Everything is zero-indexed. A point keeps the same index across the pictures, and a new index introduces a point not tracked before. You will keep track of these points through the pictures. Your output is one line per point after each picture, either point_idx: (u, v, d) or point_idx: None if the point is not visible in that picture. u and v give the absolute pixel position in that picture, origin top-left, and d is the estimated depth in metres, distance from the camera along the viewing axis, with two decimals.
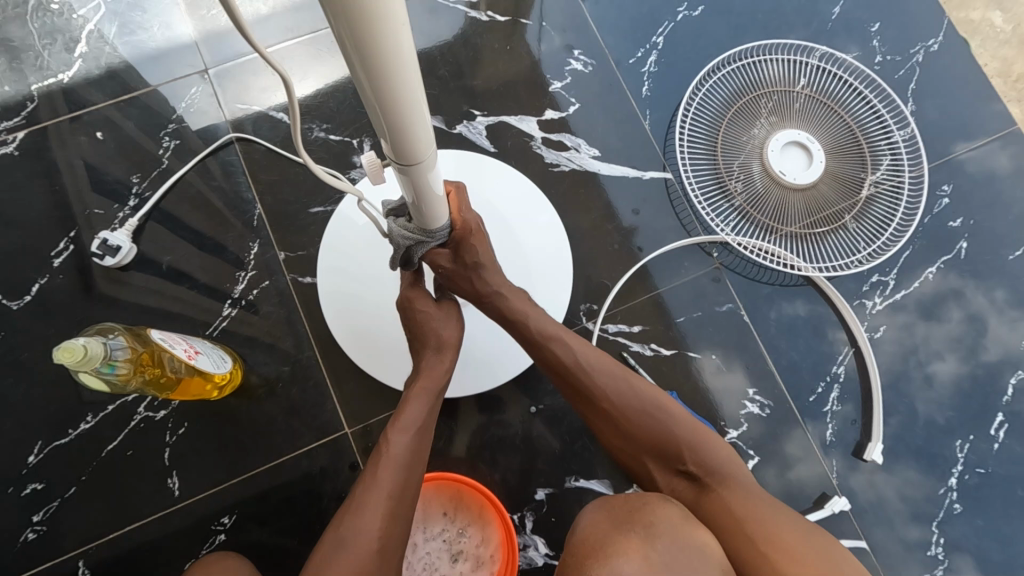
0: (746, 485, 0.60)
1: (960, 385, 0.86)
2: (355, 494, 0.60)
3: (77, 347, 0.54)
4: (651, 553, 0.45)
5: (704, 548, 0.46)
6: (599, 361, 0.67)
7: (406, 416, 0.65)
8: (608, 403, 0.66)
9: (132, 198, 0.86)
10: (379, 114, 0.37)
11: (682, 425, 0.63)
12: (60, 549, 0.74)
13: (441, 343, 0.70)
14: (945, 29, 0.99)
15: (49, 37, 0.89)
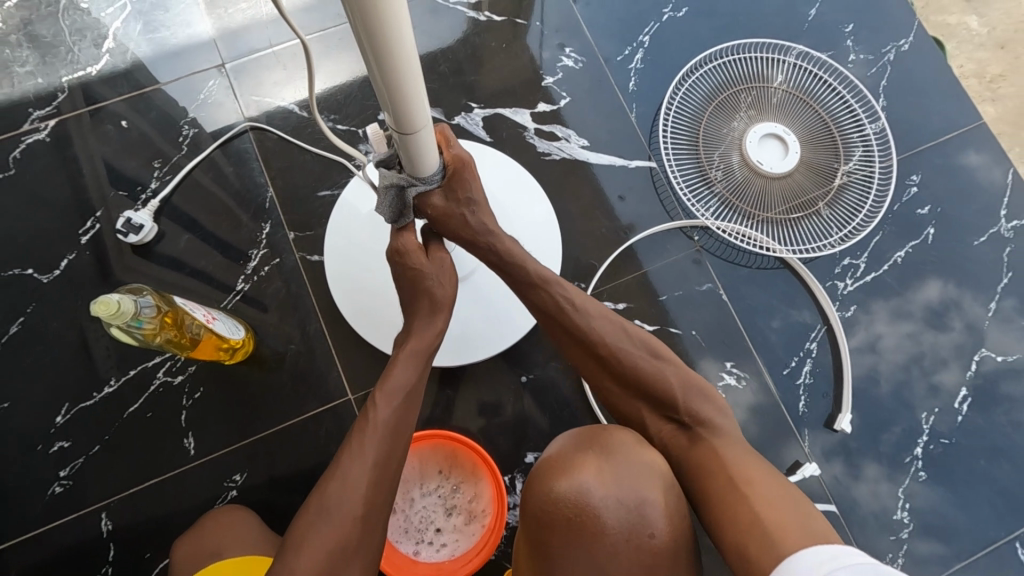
0: (733, 437, 0.62)
1: (925, 361, 0.93)
2: (341, 458, 0.60)
3: (112, 301, 0.61)
4: (608, 466, 0.56)
5: (652, 462, 0.57)
6: (598, 308, 0.69)
7: (393, 378, 0.64)
8: (606, 348, 0.67)
9: (155, 181, 0.93)
10: (385, 94, 0.45)
11: (677, 374, 0.65)
12: (85, 501, 0.82)
13: (435, 303, 0.68)
14: (916, 30, 1.05)
15: (79, 34, 0.96)
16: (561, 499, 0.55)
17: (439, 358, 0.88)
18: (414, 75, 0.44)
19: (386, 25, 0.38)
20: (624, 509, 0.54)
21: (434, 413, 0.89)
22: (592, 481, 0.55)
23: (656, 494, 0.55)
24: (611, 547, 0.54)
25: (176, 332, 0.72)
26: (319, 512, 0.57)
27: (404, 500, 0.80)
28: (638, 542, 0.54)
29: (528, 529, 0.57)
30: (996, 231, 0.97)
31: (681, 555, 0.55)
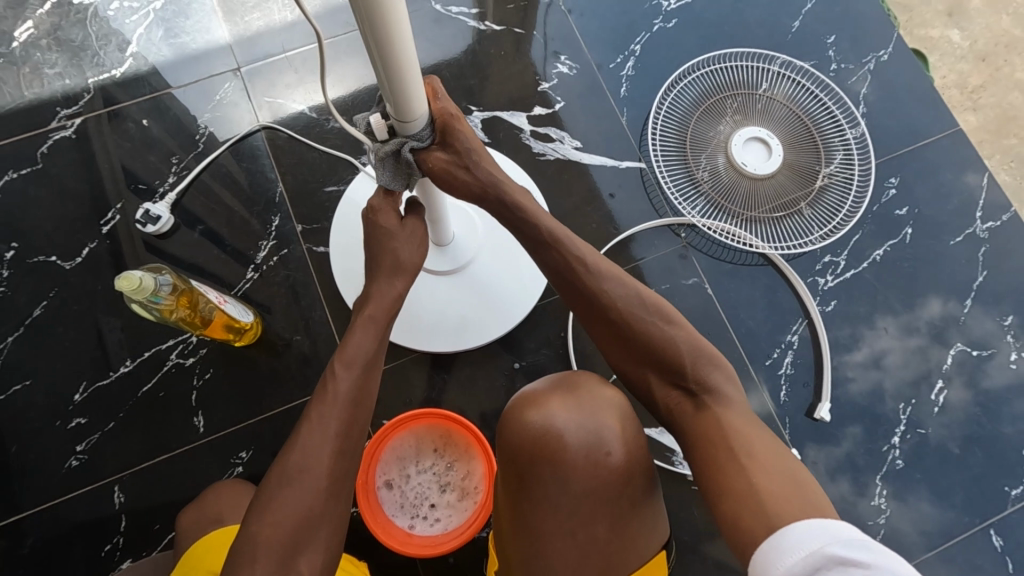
0: (738, 405, 0.61)
1: (903, 356, 0.98)
2: (301, 428, 0.58)
3: (134, 277, 0.68)
4: (573, 401, 0.66)
5: (611, 398, 0.67)
6: (610, 269, 0.66)
7: (353, 345, 0.62)
8: (617, 311, 0.65)
9: (172, 176, 0.99)
10: (386, 76, 0.52)
11: (687, 339, 0.63)
12: (100, 473, 0.88)
13: (398, 263, 0.66)
14: (895, 42, 1.11)
15: (105, 39, 1.03)
16: (533, 426, 0.65)
17: (438, 345, 0.93)
18: (415, 75, 0.53)
19: (389, 33, 0.47)
20: (585, 434, 0.64)
21: (431, 395, 0.93)
22: (558, 412, 0.65)
23: (612, 422, 0.65)
24: (574, 467, 0.63)
25: (190, 312, 0.78)
26: (281, 483, 0.56)
27: (400, 476, 0.84)
28: (597, 462, 0.63)
29: (505, 458, 0.67)
30: (971, 232, 1.02)
31: (637, 475, 0.64)
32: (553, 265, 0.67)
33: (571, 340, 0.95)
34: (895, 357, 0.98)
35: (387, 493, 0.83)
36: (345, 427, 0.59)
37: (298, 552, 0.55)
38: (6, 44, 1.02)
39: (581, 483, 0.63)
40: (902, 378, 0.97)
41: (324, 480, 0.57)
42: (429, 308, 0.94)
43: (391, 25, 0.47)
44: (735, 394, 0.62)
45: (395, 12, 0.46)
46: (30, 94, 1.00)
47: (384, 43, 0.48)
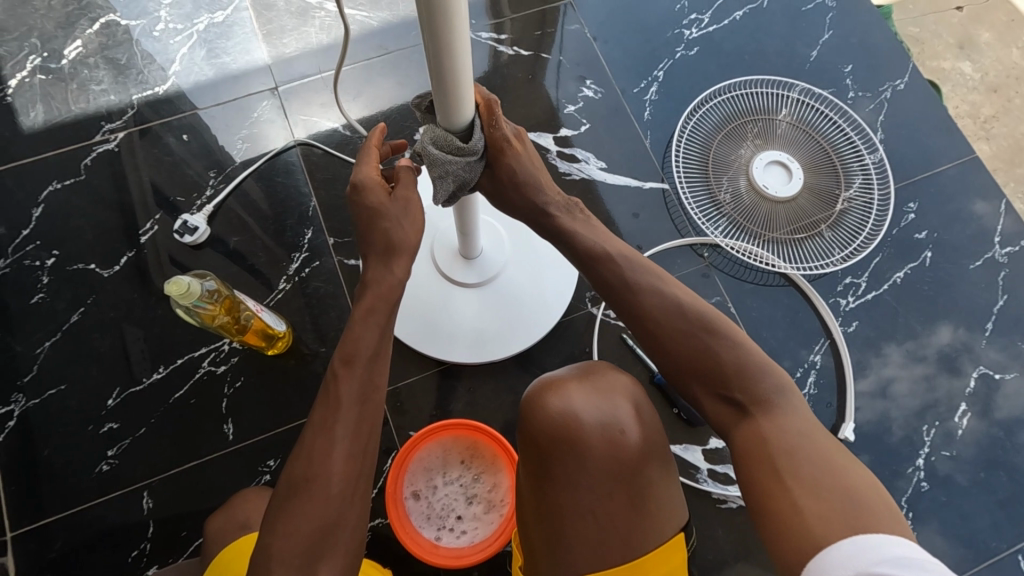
0: (789, 416, 0.59)
1: (907, 382, 0.99)
2: (306, 435, 0.59)
3: (182, 282, 0.71)
4: (590, 384, 0.68)
5: (623, 381, 0.70)
6: (649, 278, 0.66)
7: (356, 346, 0.61)
8: (658, 321, 0.64)
9: (209, 189, 1.02)
10: (437, 77, 0.54)
11: (734, 347, 0.61)
12: (129, 478, 0.89)
13: (390, 245, 0.63)
14: (910, 72, 1.14)
15: (149, 59, 1.07)
16: (552, 409, 0.66)
17: (464, 357, 0.94)
18: (468, 90, 0.57)
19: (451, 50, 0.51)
20: (600, 414, 0.66)
21: (456, 406, 0.94)
22: (576, 396, 0.67)
23: (627, 404, 0.67)
24: (591, 446, 0.64)
25: (230, 318, 0.81)
26: (294, 492, 0.57)
27: (427, 487, 0.85)
28: (614, 441, 0.65)
29: (524, 438, 0.68)
30: (990, 256, 1.04)
31: (656, 458, 0.65)
32: (604, 280, 0.68)
33: (595, 356, 0.96)
34: (900, 383, 0.99)
35: (414, 504, 0.84)
36: (352, 426, 0.59)
37: (320, 556, 0.56)
38: (54, 61, 1.06)
39: (599, 462, 0.64)
40: (909, 406, 0.98)
41: (333, 485, 0.57)
42: (455, 320, 0.95)
43: (454, 44, 0.51)
44: (789, 404, 0.60)
45: (458, 29, 0.50)
46: (75, 109, 1.04)
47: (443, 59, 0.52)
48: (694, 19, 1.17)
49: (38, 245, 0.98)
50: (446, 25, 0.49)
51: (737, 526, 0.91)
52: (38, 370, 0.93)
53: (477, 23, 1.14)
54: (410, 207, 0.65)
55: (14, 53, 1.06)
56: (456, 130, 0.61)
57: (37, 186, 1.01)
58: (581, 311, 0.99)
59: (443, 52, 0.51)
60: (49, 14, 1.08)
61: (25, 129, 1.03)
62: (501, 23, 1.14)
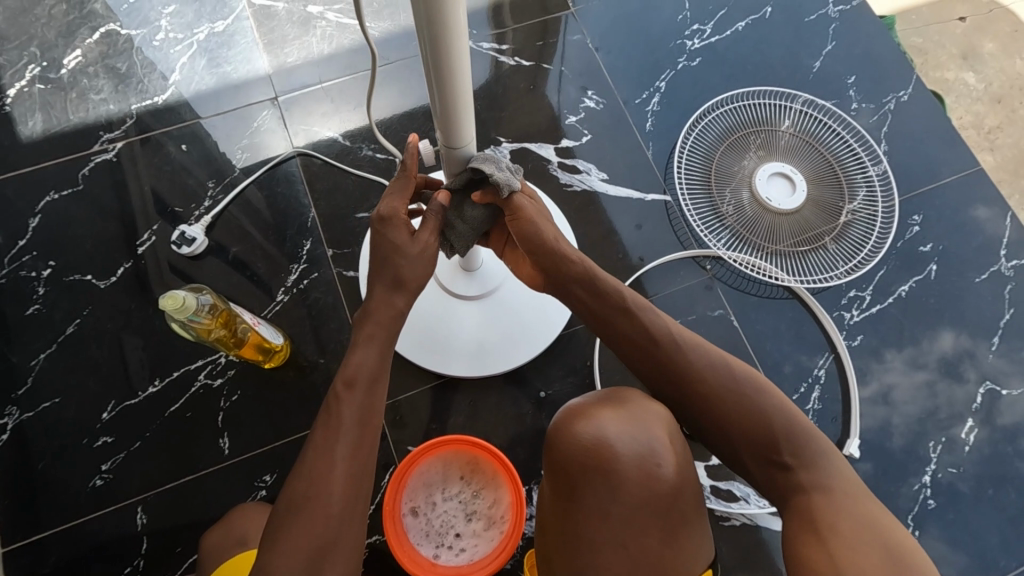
0: (835, 483, 0.63)
1: (908, 387, 0.98)
2: (306, 454, 0.58)
3: (178, 296, 0.71)
4: (622, 412, 0.67)
5: (658, 411, 0.69)
6: (694, 341, 0.68)
7: (355, 368, 0.62)
8: (709, 386, 0.65)
9: (207, 200, 1.01)
10: (442, 114, 0.63)
11: (781, 410, 0.64)
12: (124, 493, 0.88)
13: (399, 280, 0.65)
14: (914, 83, 1.13)
15: (149, 68, 1.07)
16: (586, 438, 0.65)
17: (463, 370, 0.93)
18: (469, 124, 0.65)
19: (452, 57, 0.55)
20: (636, 444, 0.65)
21: (455, 421, 0.93)
22: (608, 424, 0.66)
23: (661, 434, 0.66)
24: (626, 477, 0.64)
25: (226, 332, 0.81)
26: (293, 512, 0.56)
27: (426, 504, 0.84)
28: (650, 473, 0.64)
29: (554, 468, 0.67)
30: (996, 269, 1.03)
31: (688, 490, 0.66)
32: (656, 344, 0.67)
33: (597, 369, 0.95)
34: (900, 389, 0.97)
35: (413, 521, 0.82)
36: (352, 446, 0.59)
37: None
38: (55, 70, 1.06)
39: (634, 493, 0.63)
40: (908, 411, 0.96)
41: (332, 505, 0.56)
42: (455, 333, 0.94)
43: (454, 72, 0.57)
44: (834, 467, 0.64)
45: (461, 73, 0.58)
46: (75, 118, 1.03)
47: (443, 63, 0.56)
48: (697, 29, 1.16)
49: (35, 255, 0.98)
50: (450, 71, 0.57)
51: (740, 544, 0.89)
52: (33, 381, 0.92)
53: (479, 33, 1.14)
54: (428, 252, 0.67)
55: (14, 61, 1.06)
56: (463, 168, 0.71)
57: (34, 195, 1.00)
58: (582, 324, 0.97)
59: (444, 59, 0.55)
60: (50, 23, 1.08)
61: (24, 138, 1.02)
62: (503, 33, 1.14)
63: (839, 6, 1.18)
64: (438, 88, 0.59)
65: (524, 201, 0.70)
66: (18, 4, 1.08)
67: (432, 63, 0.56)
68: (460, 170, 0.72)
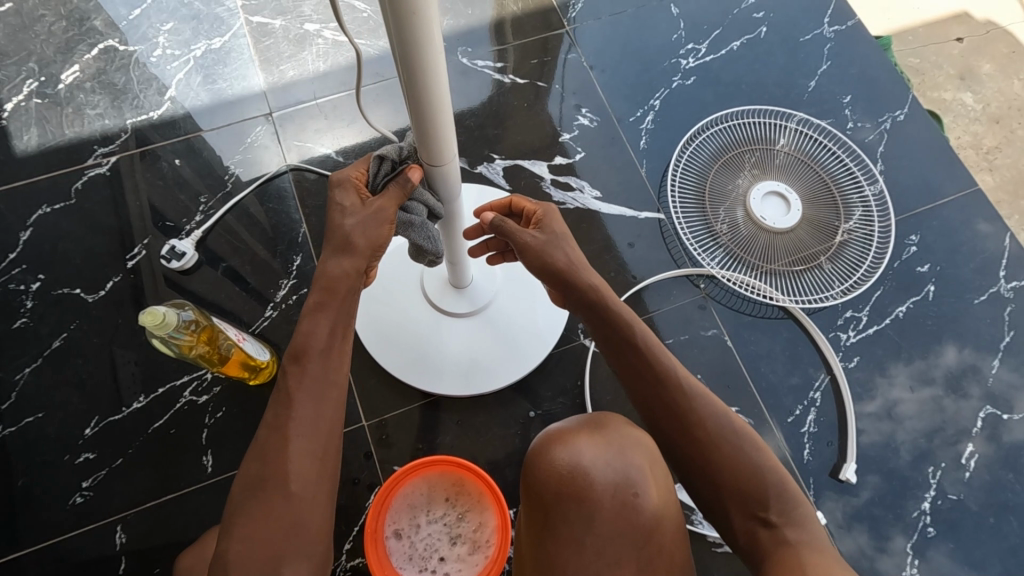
0: (819, 544, 0.62)
1: (912, 404, 0.96)
2: (261, 432, 0.59)
3: (158, 313, 0.71)
4: (600, 437, 0.67)
5: (637, 436, 0.68)
6: (699, 386, 0.67)
7: (306, 341, 0.61)
8: (707, 433, 0.64)
9: (199, 214, 1.01)
10: (420, 130, 0.62)
11: (773, 465, 0.64)
12: (104, 511, 0.86)
13: (343, 244, 0.64)
14: (910, 103, 1.13)
15: (146, 83, 1.08)
16: (561, 463, 0.64)
17: (451, 388, 0.92)
18: (451, 137, 0.64)
19: (429, 71, 0.55)
20: (611, 471, 0.64)
21: (442, 440, 0.92)
22: (586, 450, 0.65)
23: (641, 462, 0.65)
24: (600, 504, 0.63)
25: (209, 348, 0.80)
26: (247, 492, 0.57)
27: (409, 526, 0.82)
28: (625, 502, 0.63)
29: (531, 495, 0.66)
30: (996, 291, 1.01)
31: (667, 524, 0.64)
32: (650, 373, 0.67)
33: (588, 389, 0.93)
34: (905, 405, 0.96)
35: (396, 544, 0.81)
36: (303, 419, 0.59)
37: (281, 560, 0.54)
38: (52, 85, 1.07)
39: (607, 522, 0.62)
40: (908, 431, 0.94)
41: (289, 481, 0.57)
42: (445, 350, 0.93)
43: (429, 85, 0.57)
44: (816, 529, 0.63)
45: (438, 85, 0.57)
46: (70, 133, 1.04)
47: (417, 79, 0.56)
48: (692, 49, 1.17)
49: (25, 268, 0.98)
50: (427, 83, 0.56)
51: (733, 571, 0.87)
52: (18, 396, 0.91)
53: (476, 51, 1.14)
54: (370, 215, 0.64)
55: (13, 76, 1.07)
56: (447, 188, 0.70)
57: (26, 209, 1.00)
58: (574, 343, 0.96)
59: (420, 74, 0.55)
60: (50, 39, 1.09)
61: (19, 152, 1.03)
62: (501, 51, 1.14)
63: (834, 26, 1.18)
64: (414, 104, 0.59)
65: (528, 238, 0.69)
66: (18, 20, 1.10)
67: (406, 77, 0.56)
68: (443, 187, 0.70)
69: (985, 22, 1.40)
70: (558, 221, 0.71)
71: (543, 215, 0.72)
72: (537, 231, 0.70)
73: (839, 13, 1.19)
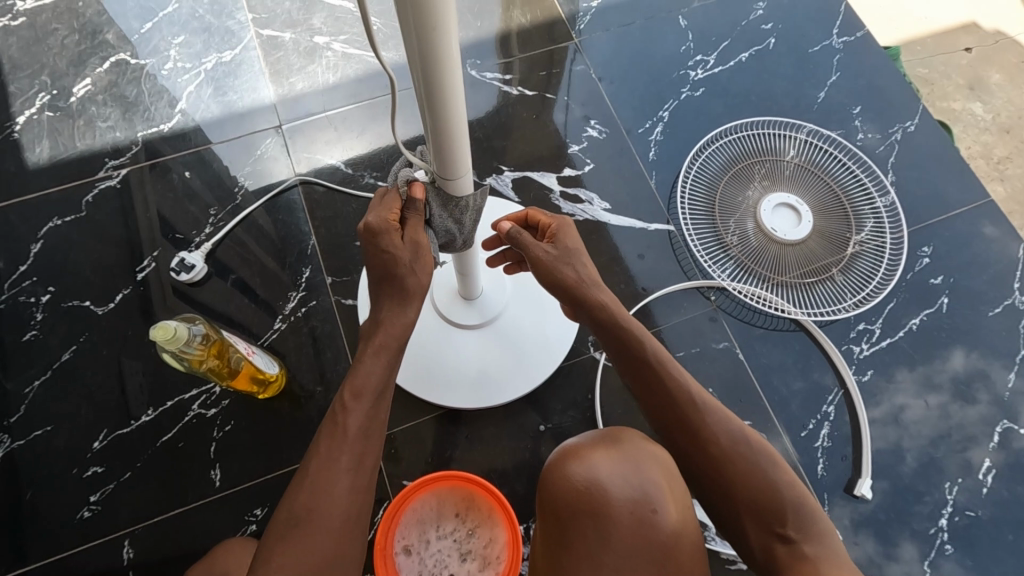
0: (841, 562, 0.60)
1: (929, 417, 0.94)
2: (309, 466, 0.57)
3: (169, 327, 0.71)
4: (616, 452, 0.66)
5: (655, 451, 0.67)
6: (711, 402, 0.66)
7: (363, 376, 0.61)
8: (720, 449, 0.63)
9: (209, 226, 1.01)
10: (435, 145, 0.62)
11: (790, 481, 0.63)
12: (112, 525, 0.86)
13: (405, 290, 0.64)
14: (920, 114, 1.12)
15: (157, 96, 1.08)
16: (576, 479, 0.64)
17: (459, 402, 0.91)
18: (466, 153, 0.64)
19: (446, 89, 0.55)
20: (628, 486, 0.63)
21: (451, 455, 0.91)
22: (601, 464, 0.65)
23: (658, 477, 0.64)
24: (616, 519, 0.62)
25: (219, 362, 0.80)
26: (289, 524, 0.55)
27: (419, 542, 0.81)
28: (642, 518, 0.62)
29: (546, 511, 0.65)
30: (1010, 303, 1.00)
31: (684, 542, 0.62)
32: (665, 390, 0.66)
33: (597, 403, 0.92)
34: (914, 412, 0.94)
35: (405, 560, 0.80)
36: (355, 460, 0.58)
37: None
38: (64, 98, 1.07)
39: (623, 537, 0.61)
40: (925, 446, 0.93)
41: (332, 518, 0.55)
42: (454, 363, 0.93)
43: (446, 103, 0.57)
44: (838, 546, 0.61)
45: (455, 102, 0.58)
46: (81, 145, 1.05)
47: (435, 95, 0.56)
48: (700, 60, 1.16)
49: (35, 281, 0.98)
50: (444, 101, 0.56)
51: None
52: (26, 409, 0.91)
53: (484, 63, 1.14)
54: (419, 250, 0.65)
55: (25, 90, 1.08)
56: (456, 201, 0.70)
57: (36, 222, 1.01)
58: (584, 355, 0.96)
59: (438, 92, 0.55)
60: (62, 53, 1.10)
61: (30, 165, 1.04)
62: (509, 63, 1.15)
63: (843, 38, 1.18)
64: (430, 115, 0.58)
65: (541, 253, 0.69)
66: (31, 34, 1.11)
67: (424, 92, 0.56)
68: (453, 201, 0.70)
69: (994, 32, 1.39)
70: (572, 237, 0.71)
71: (558, 229, 0.71)
72: (550, 246, 0.69)
73: (848, 24, 1.19)
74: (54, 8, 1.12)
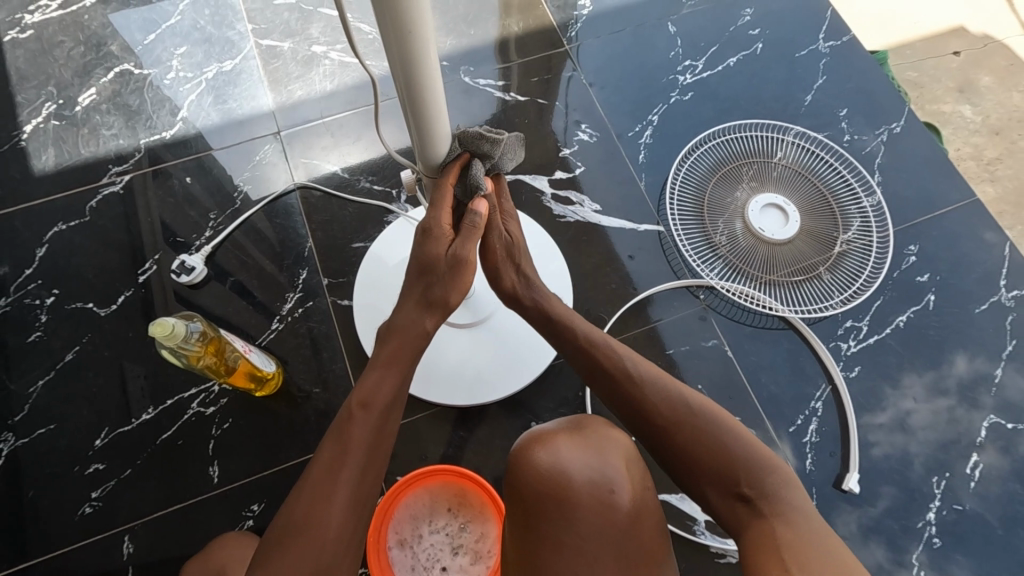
0: (800, 514, 0.60)
1: (927, 415, 0.95)
2: (309, 477, 0.60)
3: (167, 324, 0.73)
4: (579, 438, 0.68)
5: (618, 440, 0.68)
6: (659, 376, 0.69)
7: (376, 387, 0.65)
8: (669, 421, 0.65)
9: (209, 230, 1.04)
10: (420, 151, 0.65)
11: (742, 439, 0.64)
12: (113, 521, 0.88)
13: (432, 300, 0.70)
14: (906, 116, 1.14)
15: (159, 104, 1.11)
16: (539, 464, 0.65)
17: (452, 400, 0.93)
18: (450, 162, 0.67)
19: (430, 105, 0.58)
20: (590, 469, 0.65)
21: (445, 452, 0.92)
22: (565, 450, 0.66)
23: (619, 462, 0.65)
24: (578, 501, 0.63)
25: (216, 359, 0.82)
26: (284, 538, 0.57)
27: (413, 536, 0.83)
28: (604, 501, 0.63)
29: (512, 496, 0.67)
30: (996, 300, 1.01)
31: (646, 523, 0.64)
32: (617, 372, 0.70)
33: (588, 400, 0.94)
34: (920, 416, 0.95)
35: (399, 554, 0.82)
36: (359, 472, 0.60)
37: None
38: (69, 107, 1.11)
39: (587, 520, 0.62)
40: (930, 445, 0.94)
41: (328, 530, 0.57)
42: (447, 362, 0.94)
43: (430, 117, 0.60)
44: (798, 498, 0.61)
45: (439, 116, 0.60)
46: (85, 153, 1.08)
47: (419, 111, 0.58)
48: (689, 65, 1.19)
49: (39, 284, 1.00)
50: (429, 116, 0.59)
51: None
52: (30, 408, 0.93)
53: (478, 70, 1.17)
54: (459, 265, 0.68)
55: (32, 100, 1.11)
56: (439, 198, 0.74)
57: (41, 227, 1.03)
58: None
59: (421, 107, 0.58)
60: (67, 64, 1.13)
61: (36, 172, 1.06)
62: (502, 70, 1.17)
63: (830, 42, 1.21)
64: (415, 127, 0.61)
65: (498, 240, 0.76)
66: (38, 46, 1.14)
67: (409, 107, 0.59)
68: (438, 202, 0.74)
69: (982, 36, 1.42)
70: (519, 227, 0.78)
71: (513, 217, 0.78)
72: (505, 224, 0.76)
73: (834, 29, 1.22)
74: (60, 21, 1.16)
